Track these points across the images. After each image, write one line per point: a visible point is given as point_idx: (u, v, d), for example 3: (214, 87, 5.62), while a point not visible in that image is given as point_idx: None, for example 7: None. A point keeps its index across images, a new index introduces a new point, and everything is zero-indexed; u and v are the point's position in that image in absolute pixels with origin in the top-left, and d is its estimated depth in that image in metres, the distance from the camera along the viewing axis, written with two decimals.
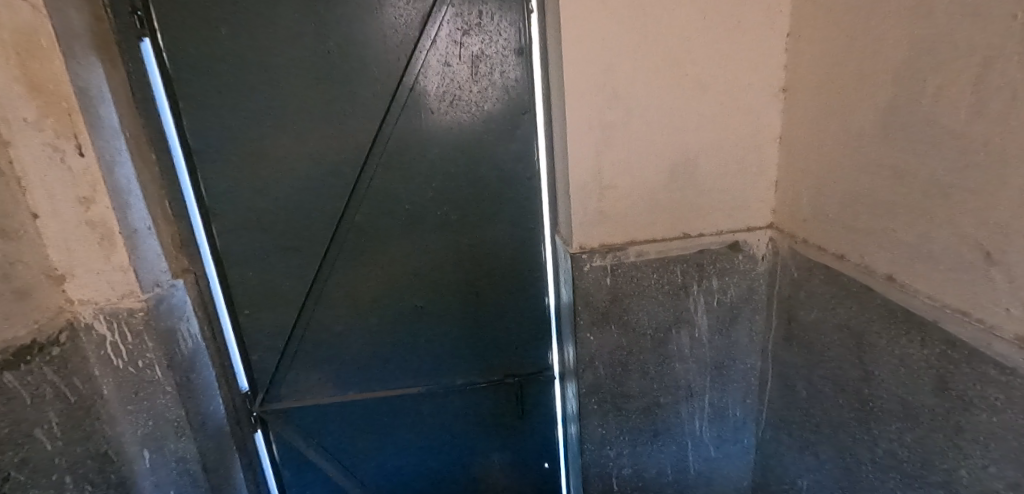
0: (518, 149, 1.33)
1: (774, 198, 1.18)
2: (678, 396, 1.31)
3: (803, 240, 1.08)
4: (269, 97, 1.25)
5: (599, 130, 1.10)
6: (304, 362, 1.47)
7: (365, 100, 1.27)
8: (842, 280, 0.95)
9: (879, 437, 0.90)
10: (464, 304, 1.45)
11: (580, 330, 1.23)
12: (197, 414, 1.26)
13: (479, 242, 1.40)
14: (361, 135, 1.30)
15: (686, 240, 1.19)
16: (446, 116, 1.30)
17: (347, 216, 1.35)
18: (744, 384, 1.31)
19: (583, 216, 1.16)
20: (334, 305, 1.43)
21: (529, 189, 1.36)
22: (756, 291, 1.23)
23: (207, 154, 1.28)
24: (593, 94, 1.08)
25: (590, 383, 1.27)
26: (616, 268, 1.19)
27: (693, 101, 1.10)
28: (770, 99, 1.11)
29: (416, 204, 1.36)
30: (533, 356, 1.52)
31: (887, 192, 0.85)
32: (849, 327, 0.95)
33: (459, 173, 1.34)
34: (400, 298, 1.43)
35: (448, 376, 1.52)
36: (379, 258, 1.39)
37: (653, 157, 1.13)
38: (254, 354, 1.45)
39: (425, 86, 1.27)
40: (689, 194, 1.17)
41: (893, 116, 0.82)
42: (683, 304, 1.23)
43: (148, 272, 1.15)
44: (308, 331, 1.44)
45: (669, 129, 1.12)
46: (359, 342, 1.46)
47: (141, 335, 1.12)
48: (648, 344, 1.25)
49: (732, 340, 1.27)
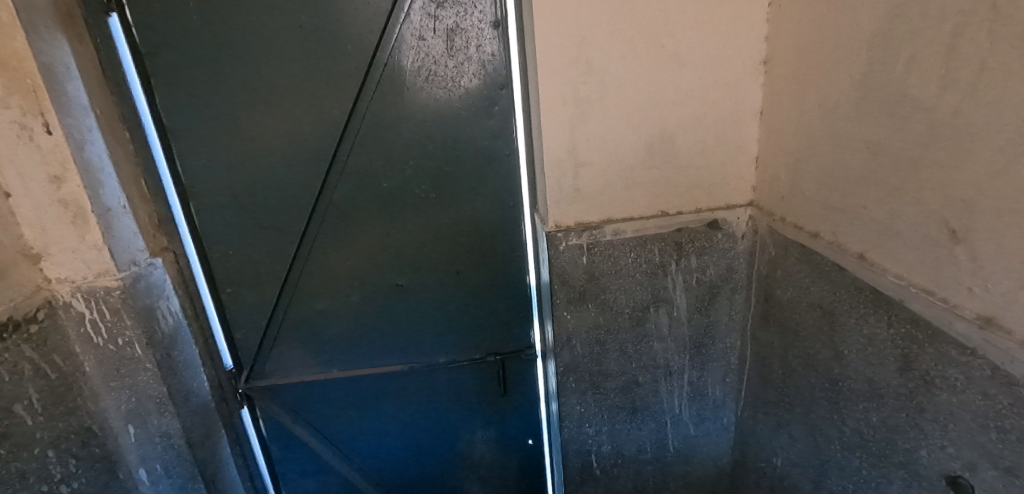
0: (496, 125, 1.31)
1: (754, 175, 1.16)
2: (656, 375, 1.30)
3: (781, 218, 1.06)
4: (243, 74, 1.23)
5: (573, 105, 1.08)
6: (288, 340, 1.48)
7: (339, 75, 1.25)
8: (815, 259, 0.94)
9: (847, 417, 0.90)
10: (445, 282, 1.45)
11: (557, 309, 1.22)
12: (180, 390, 1.27)
13: (459, 220, 1.39)
14: (337, 112, 1.28)
15: (664, 218, 1.17)
16: (423, 91, 1.27)
17: (325, 193, 1.34)
18: (724, 363, 1.30)
19: (559, 193, 1.14)
20: (315, 284, 1.43)
21: (509, 167, 1.34)
22: (736, 271, 1.21)
23: (181, 132, 1.27)
24: (567, 68, 1.05)
25: (568, 361, 1.27)
26: (592, 247, 1.17)
27: (670, 73, 1.07)
28: (751, 73, 1.08)
29: (394, 182, 1.34)
30: (516, 334, 1.52)
31: (861, 167, 0.82)
32: (821, 306, 0.93)
33: (437, 151, 1.32)
34: (381, 277, 1.43)
35: (431, 354, 1.52)
36: (359, 236, 1.39)
37: (630, 133, 1.11)
38: (238, 332, 1.46)
39: (400, 62, 1.24)
40: (667, 171, 1.14)
41: (868, 88, 0.79)
42: (661, 283, 1.22)
43: (125, 251, 1.15)
44: (290, 309, 1.45)
45: (646, 103, 1.09)
46: (341, 321, 1.47)
47: (119, 313, 1.13)
48: (626, 322, 1.24)
49: (712, 320, 1.26)
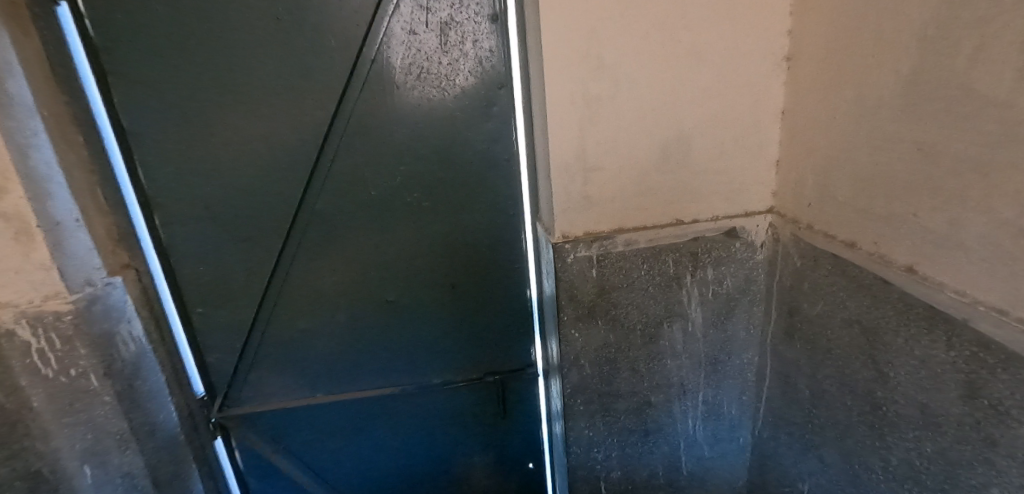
0: (494, 128, 1.21)
1: (774, 179, 1.08)
2: (670, 394, 1.22)
3: (808, 226, 0.98)
4: (214, 72, 1.11)
5: (584, 105, 0.98)
6: (267, 363, 1.35)
7: (322, 74, 1.13)
8: (852, 271, 0.86)
9: (894, 446, 0.82)
10: (440, 298, 1.34)
11: (564, 327, 1.13)
12: (145, 424, 1.14)
13: (454, 230, 1.28)
14: (320, 113, 1.16)
15: (679, 227, 1.08)
16: (414, 91, 1.16)
17: (307, 202, 1.22)
18: (740, 380, 1.22)
19: (567, 200, 1.05)
20: (297, 302, 1.30)
21: (509, 171, 1.24)
22: (754, 282, 1.13)
23: (143, 136, 1.14)
24: (576, 63, 0.96)
25: (576, 382, 1.18)
26: (603, 259, 1.08)
27: (688, 70, 0.98)
28: (773, 69, 1.00)
29: (384, 190, 1.23)
30: (516, 352, 1.41)
31: (910, 172, 0.74)
32: (861, 323, 0.85)
33: (431, 155, 1.21)
34: (370, 293, 1.32)
35: (424, 375, 1.41)
36: (344, 249, 1.27)
37: (643, 135, 1.02)
38: (210, 355, 1.33)
39: (389, 58, 1.13)
40: (683, 176, 1.06)
41: (920, 83, 0.71)
42: (675, 297, 1.13)
43: (77, 270, 1.01)
44: (269, 330, 1.32)
45: (661, 103, 1.00)
46: (326, 341, 1.35)
47: (71, 342, 0.99)
48: (638, 340, 1.16)
49: (729, 335, 1.18)
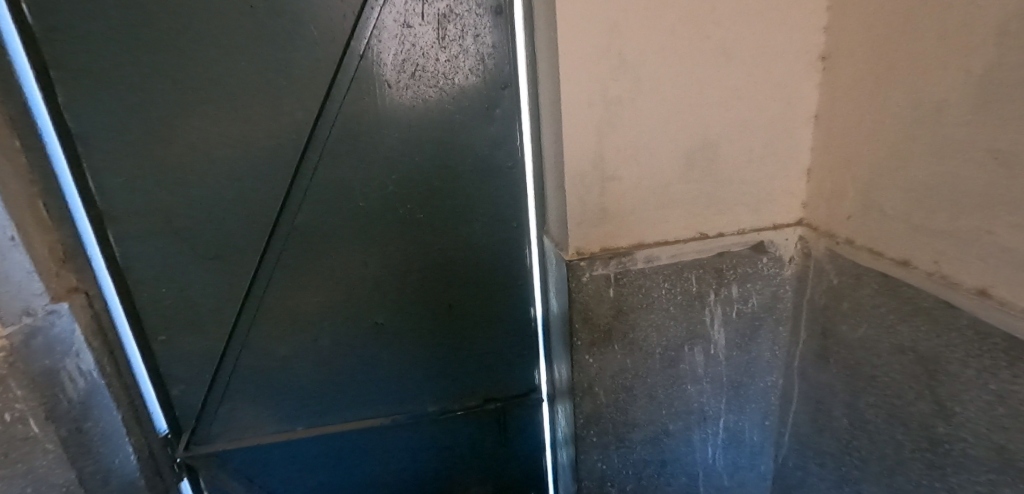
0: (497, 132, 1.09)
1: (804, 189, 0.99)
2: (689, 422, 1.12)
3: (847, 241, 0.90)
4: (177, 67, 0.97)
5: (603, 107, 0.88)
6: (240, 395, 1.21)
7: (303, 71, 1.00)
8: (906, 293, 0.78)
9: (959, 488, 0.74)
10: (435, 320, 1.21)
11: (577, 353, 1.02)
12: (97, 471, 0.98)
13: (452, 244, 1.16)
14: (300, 114, 1.03)
15: (704, 241, 0.99)
16: (407, 90, 1.04)
17: (286, 215, 1.09)
18: (763, 405, 1.13)
19: (583, 213, 0.94)
20: (275, 326, 1.16)
21: (512, 180, 1.13)
22: (781, 300, 1.05)
23: (95, 140, 0.99)
24: (595, 60, 0.85)
25: (589, 412, 1.08)
26: (621, 277, 0.98)
27: (716, 69, 0.89)
28: (806, 69, 0.91)
29: (373, 201, 1.11)
30: (518, 376, 1.30)
31: (980, 184, 0.66)
32: (917, 350, 0.77)
33: (426, 163, 1.09)
34: (357, 315, 1.18)
35: (418, 403, 1.28)
36: (329, 267, 1.14)
37: (667, 141, 0.92)
38: (174, 388, 1.18)
39: (379, 53, 1.01)
40: (708, 185, 0.96)
41: (994, 83, 0.63)
42: (697, 317, 1.04)
43: (12, 297, 0.86)
44: (243, 358, 1.18)
45: (686, 105, 0.90)
46: (308, 368, 1.21)
47: (7, 381, 0.81)
48: (657, 364, 1.06)
49: (752, 357, 1.09)
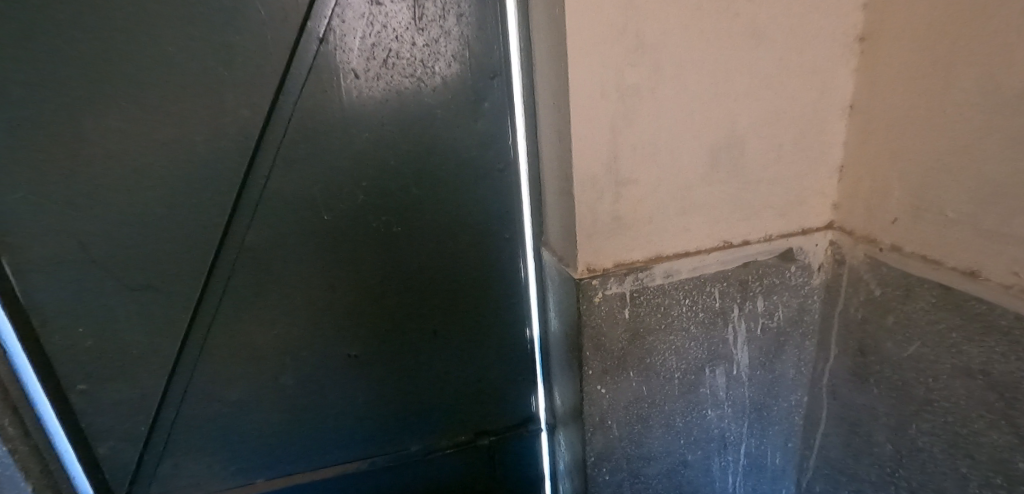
0: (485, 128, 0.94)
1: (835, 189, 0.89)
2: (709, 450, 1.00)
3: (892, 248, 0.79)
4: (86, 55, 0.77)
5: (618, 98, 0.74)
6: (186, 448, 1.01)
7: (249, 59, 0.82)
8: (975, 309, 0.68)
9: None
10: (417, 347, 1.05)
11: (588, 384, 0.89)
12: None
13: (434, 260, 1.00)
14: (247, 112, 0.85)
15: (728, 250, 0.87)
16: (378, 81, 0.87)
17: (234, 234, 0.90)
18: (786, 426, 1.03)
19: (594, 224, 0.80)
20: (226, 365, 0.98)
21: (503, 185, 0.98)
22: (808, 313, 0.94)
23: None
24: (609, 42, 0.71)
25: (601, 449, 0.94)
26: (637, 296, 0.85)
27: (746, 54, 0.76)
28: (842, 52, 0.80)
29: (340, 213, 0.93)
30: (511, 403, 1.15)
31: None
32: (990, 374, 0.67)
33: (402, 166, 0.93)
34: (324, 347, 1.01)
35: (399, 442, 1.12)
36: (289, 292, 0.96)
37: (689, 137, 0.79)
38: (101, 445, 0.97)
39: (343, 37, 0.84)
40: (733, 187, 0.84)
41: None
42: (719, 336, 0.92)
43: None
44: (187, 404, 0.98)
45: (712, 95, 0.78)
46: (268, 411, 1.03)
47: None
48: (675, 391, 0.93)
49: (777, 375, 0.98)
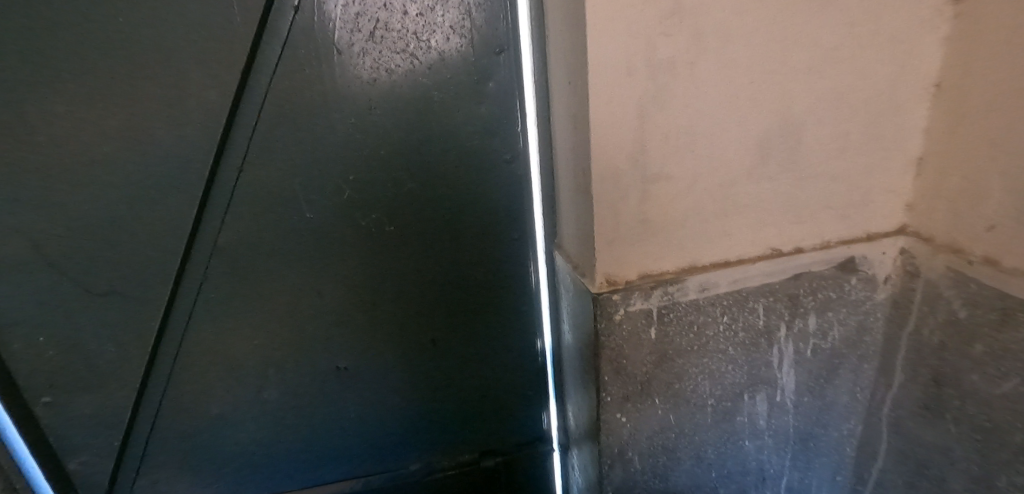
0: (490, 113, 0.81)
1: (910, 186, 0.73)
2: (744, 485, 0.87)
3: (983, 263, 0.64)
4: (26, 29, 0.67)
5: (648, 75, 0.60)
6: (164, 464, 0.93)
7: (215, 32, 0.71)
8: None
9: None
10: (414, 359, 0.94)
11: (606, 411, 0.77)
12: None
13: (432, 262, 0.88)
14: (215, 94, 0.73)
15: (776, 259, 0.73)
16: (366, 57, 0.75)
17: (207, 234, 0.80)
18: (835, 459, 0.89)
19: (616, 227, 0.67)
20: (202, 377, 0.88)
21: (512, 178, 0.85)
22: (869, 332, 0.80)
23: None
24: (638, 5, 0.57)
25: (620, 482, 0.82)
26: (666, 313, 0.72)
27: (809, 21, 0.62)
28: (929, 17, 0.65)
29: (325, 210, 0.82)
30: (520, 420, 1.04)
31: None
32: None
33: (394, 156, 0.81)
34: (311, 358, 0.91)
35: (396, 460, 1.02)
36: (270, 298, 0.86)
37: (735, 123, 0.65)
38: (72, 460, 0.89)
39: (323, 5, 0.72)
40: (785, 184, 0.70)
41: None
42: (762, 359, 0.78)
43: None
44: (162, 418, 0.90)
45: (765, 72, 0.63)
46: (251, 426, 0.94)
47: None
48: (707, 419, 0.80)
49: (828, 403, 0.84)
